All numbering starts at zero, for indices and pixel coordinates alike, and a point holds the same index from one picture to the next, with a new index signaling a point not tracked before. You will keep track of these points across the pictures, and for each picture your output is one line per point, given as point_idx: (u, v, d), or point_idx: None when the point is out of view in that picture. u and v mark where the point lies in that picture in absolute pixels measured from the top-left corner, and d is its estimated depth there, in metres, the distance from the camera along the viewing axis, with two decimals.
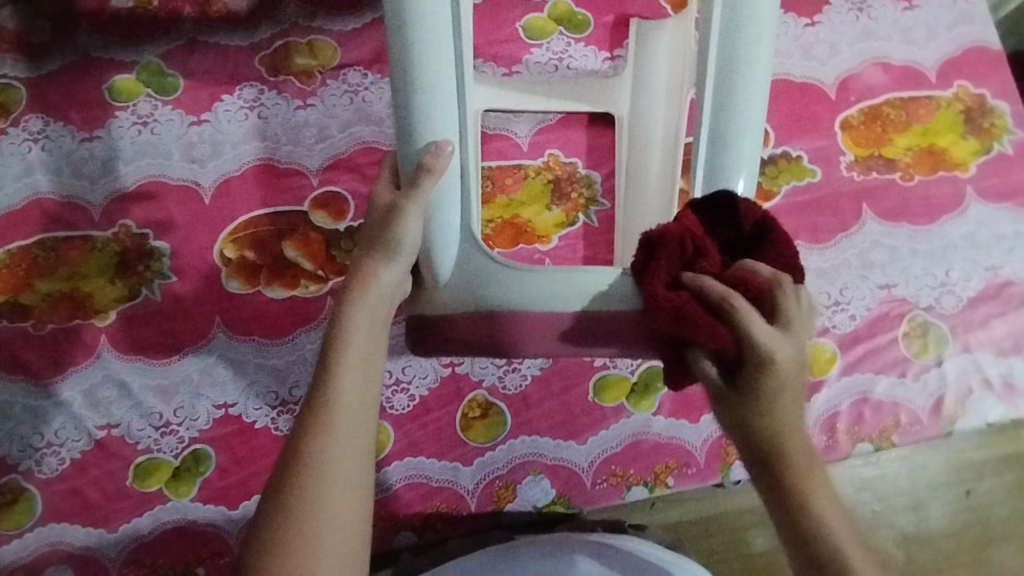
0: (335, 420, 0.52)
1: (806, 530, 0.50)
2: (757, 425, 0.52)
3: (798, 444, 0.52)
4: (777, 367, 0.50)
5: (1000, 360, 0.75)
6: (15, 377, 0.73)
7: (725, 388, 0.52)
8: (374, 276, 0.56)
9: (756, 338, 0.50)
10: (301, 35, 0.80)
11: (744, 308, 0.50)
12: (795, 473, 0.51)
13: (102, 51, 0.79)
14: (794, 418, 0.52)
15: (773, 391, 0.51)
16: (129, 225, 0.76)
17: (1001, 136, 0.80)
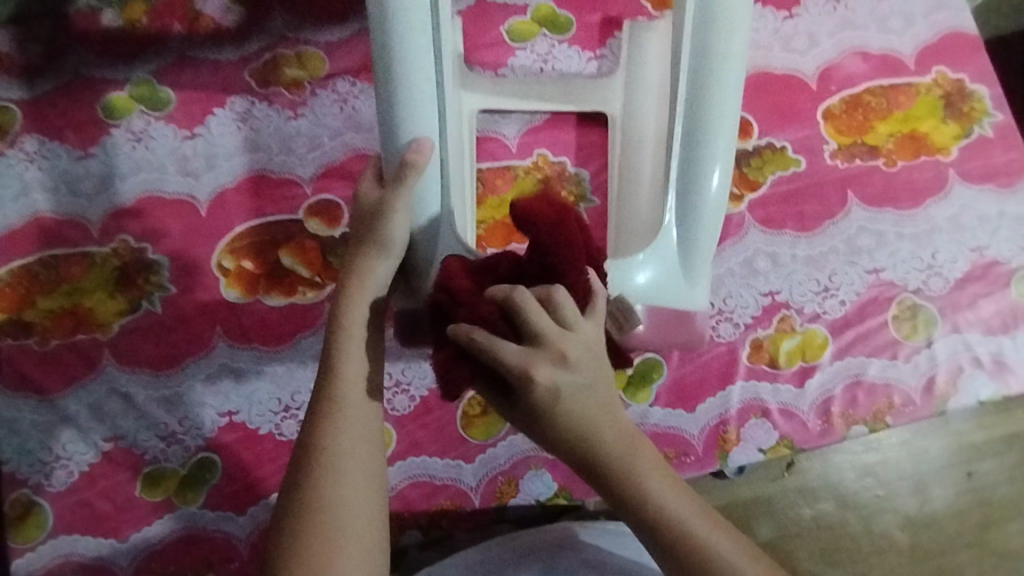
0: (345, 413, 0.53)
1: (653, 523, 0.52)
2: (574, 445, 0.52)
3: (620, 438, 0.52)
4: (545, 388, 0.50)
5: (990, 339, 0.76)
6: (21, 394, 0.74)
7: (528, 406, 0.52)
8: (367, 270, 0.57)
9: (540, 363, 0.50)
10: (290, 47, 0.82)
11: (539, 315, 0.50)
12: (627, 474, 0.52)
13: (94, 70, 0.80)
14: (608, 417, 0.52)
15: (554, 406, 0.51)
16: (128, 240, 0.77)
17: (981, 119, 0.81)
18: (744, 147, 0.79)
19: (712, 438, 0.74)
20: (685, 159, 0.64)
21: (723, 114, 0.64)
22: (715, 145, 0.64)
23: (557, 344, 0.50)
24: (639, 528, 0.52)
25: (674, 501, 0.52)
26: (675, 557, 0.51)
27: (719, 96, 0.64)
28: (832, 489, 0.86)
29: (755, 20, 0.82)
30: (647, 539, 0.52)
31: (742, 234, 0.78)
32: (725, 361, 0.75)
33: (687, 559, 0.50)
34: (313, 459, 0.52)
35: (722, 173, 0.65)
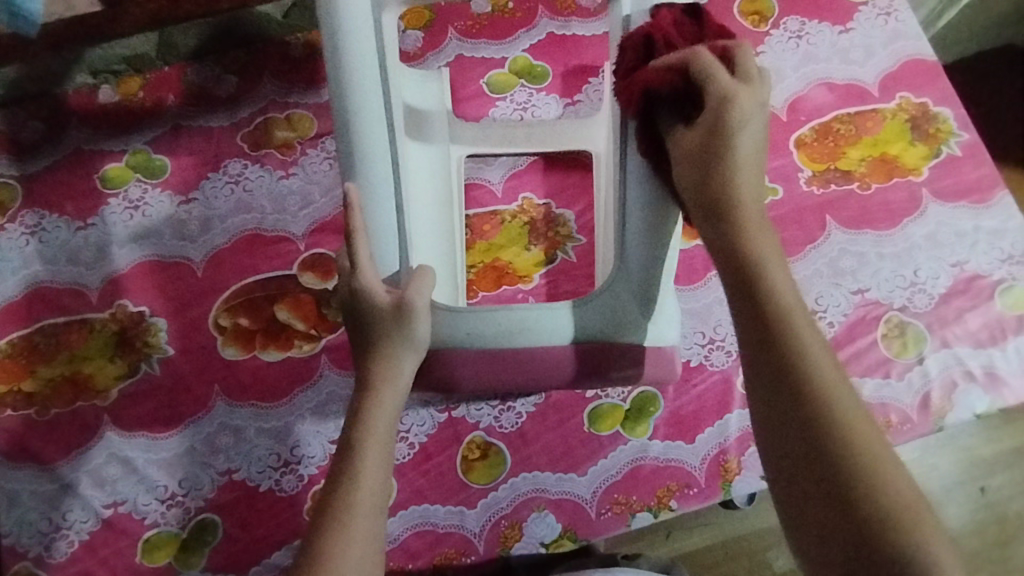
0: (366, 463, 0.53)
1: (787, 366, 0.47)
2: (728, 238, 0.53)
3: (765, 264, 0.51)
4: (689, 146, 0.57)
5: (979, 352, 0.77)
6: (23, 465, 0.74)
7: (693, 141, 0.57)
8: (393, 369, 0.57)
9: (721, 84, 0.55)
10: (279, 110, 0.85)
11: (741, 112, 0.55)
12: (778, 320, 0.49)
13: (92, 143, 0.83)
14: (761, 235, 0.53)
15: (727, 150, 0.55)
16: (126, 305, 0.79)
17: (948, 140, 0.84)
18: None
19: (713, 468, 0.74)
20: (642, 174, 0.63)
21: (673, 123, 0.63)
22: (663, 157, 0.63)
23: (717, 126, 0.55)
24: (751, 342, 0.49)
25: (809, 335, 0.48)
26: (793, 401, 0.46)
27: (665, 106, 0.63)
28: None
29: None
30: (768, 377, 0.47)
31: None
32: (719, 389, 0.76)
33: (804, 391, 0.46)
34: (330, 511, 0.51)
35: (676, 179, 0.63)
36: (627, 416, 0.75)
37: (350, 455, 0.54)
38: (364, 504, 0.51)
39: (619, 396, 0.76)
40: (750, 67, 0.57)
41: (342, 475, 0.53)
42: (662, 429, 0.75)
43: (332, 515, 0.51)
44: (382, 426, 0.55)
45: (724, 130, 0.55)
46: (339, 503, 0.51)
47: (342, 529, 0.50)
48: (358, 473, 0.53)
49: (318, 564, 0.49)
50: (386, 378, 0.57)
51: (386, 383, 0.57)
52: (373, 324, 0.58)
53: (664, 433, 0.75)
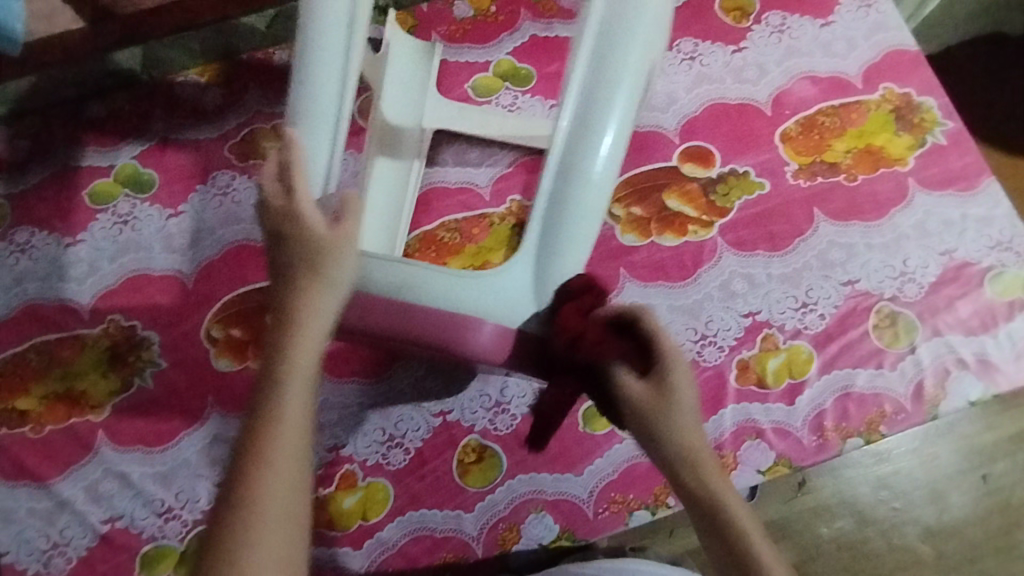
0: (284, 420, 0.48)
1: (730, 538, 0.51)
2: (660, 446, 0.53)
3: (710, 461, 0.53)
4: (638, 400, 0.53)
5: (971, 339, 0.77)
6: (18, 483, 0.74)
7: (640, 398, 0.53)
8: (313, 303, 0.50)
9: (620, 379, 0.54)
10: (265, 121, 0.85)
11: (665, 339, 0.53)
12: (698, 472, 0.53)
13: (79, 159, 0.84)
14: (690, 411, 0.53)
15: (663, 408, 0.52)
16: (118, 319, 0.79)
17: (932, 129, 0.84)
18: (709, 176, 0.83)
19: None
20: (568, 164, 0.65)
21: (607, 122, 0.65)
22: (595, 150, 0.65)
23: (659, 376, 0.53)
24: (696, 516, 0.53)
25: (740, 513, 0.52)
26: (733, 569, 0.51)
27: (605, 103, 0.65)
28: (848, 506, 0.86)
29: (704, 57, 0.87)
30: (702, 528, 0.53)
31: (716, 259, 0.80)
32: (713, 385, 0.76)
33: (747, 572, 0.50)
34: (240, 477, 0.47)
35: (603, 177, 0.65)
36: None
37: (267, 404, 0.49)
38: (282, 453, 0.47)
39: None
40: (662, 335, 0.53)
41: (257, 420, 0.48)
42: None
43: (247, 465, 0.47)
44: (302, 367, 0.49)
45: (668, 392, 0.52)
46: (253, 455, 0.47)
47: (256, 482, 0.47)
48: (274, 434, 0.48)
49: (240, 522, 0.46)
50: (307, 313, 0.50)
51: (309, 319, 0.50)
52: (297, 257, 0.52)
53: None
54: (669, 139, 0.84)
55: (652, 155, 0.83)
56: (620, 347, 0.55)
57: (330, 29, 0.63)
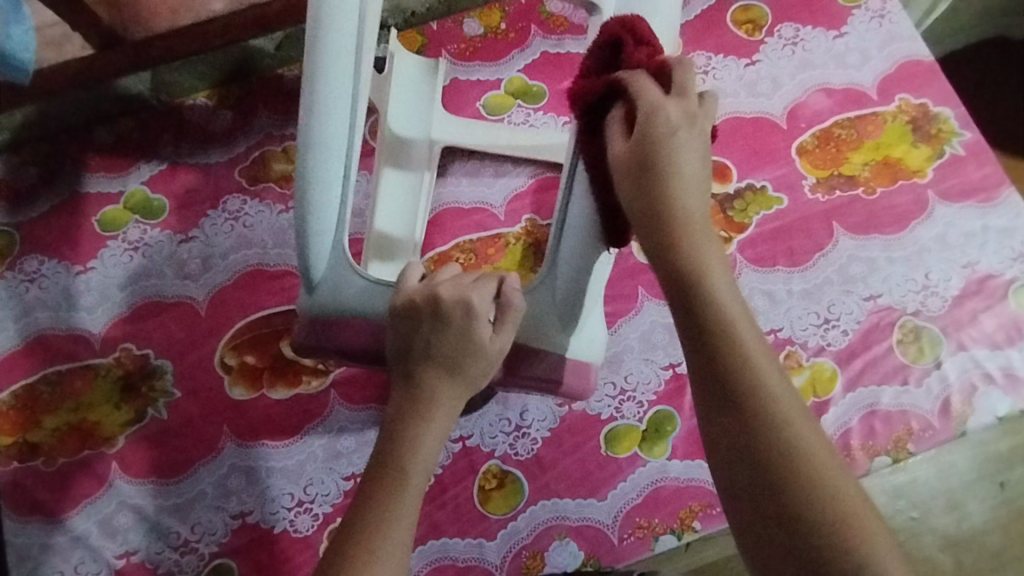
0: (401, 507, 0.52)
1: (713, 332, 0.51)
2: (649, 196, 0.55)
3: (698, 241, 0.54)
4: (623, 155, 0.57)
5: (997, 353, 0.76)
6: (31, 518, 0.73)
7: (629, 149, 0.57)
8: (444, 400, 0.56)
9: (644, 116, 0.56)
10: (276, 144, 0.84)
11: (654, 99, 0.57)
12: (695, 275, 0.52)
13: (89, 186, 0.83)
14: (701, 232, 0.54)
15: (647, 149, 0.56)
16: (131, 348, 0.78)
17: (950, 139, 0.83)
18: (726, 191, 0.82)
19: None
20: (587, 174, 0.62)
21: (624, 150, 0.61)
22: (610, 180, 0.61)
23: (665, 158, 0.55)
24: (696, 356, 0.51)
25: (751, 341, 0.50)
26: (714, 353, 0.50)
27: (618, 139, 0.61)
28: None
29: (717, 70, 0.86)
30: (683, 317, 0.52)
31: (736, 276, 0.79)
32: None
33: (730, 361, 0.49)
34: (351, 549, 0.50)
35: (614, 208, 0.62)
36: (643, 437, 0.74)
37: (392, 482, 0.53)
38: (397, 535, 0.51)
39: (635, 416, 0.75)
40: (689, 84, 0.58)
41: (380, 493, 0.52)
42: (681, 448, 0.73)
43: (367, 531, 0.51)
44: (426, 457, 0.54)
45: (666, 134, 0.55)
46: (373, 524, 0.51)
47: (373, 551, 0.50)
48: (389, 515, 0.51)
49: None
50: (444, 408, 0.56)
51: (442, 416, 0.56)
52: (436, 356, 0.57)
53: (683, 453, 0.73)
54: None
55: None
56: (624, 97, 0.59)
57: (338, 51, 0.61)
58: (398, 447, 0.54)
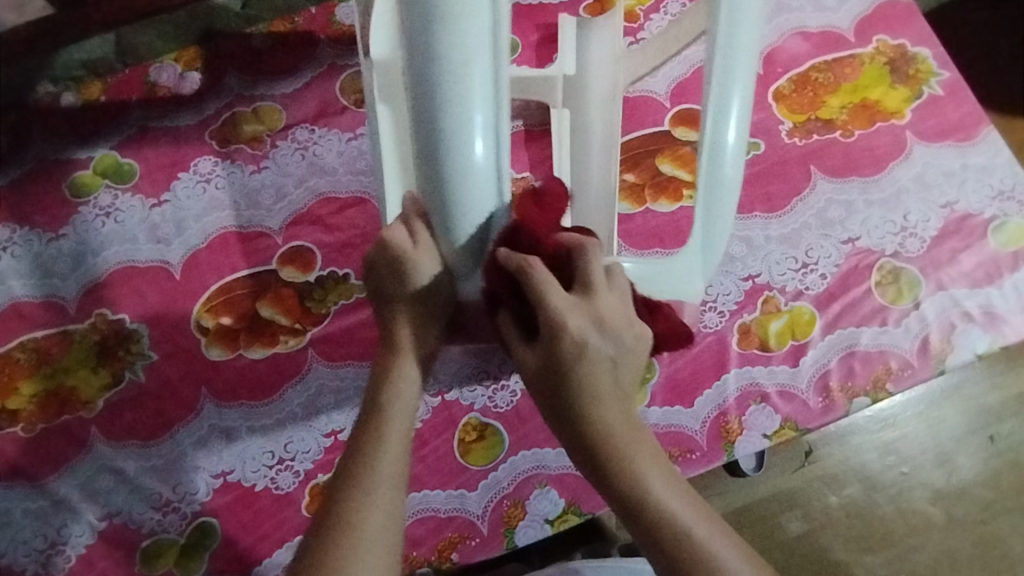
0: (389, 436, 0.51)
1: (652, 526, 0.49)
2: (578, 427, 0.50)
3: (630, 441, 0.50)
4: (534, 373, 0.50)
5: (976, 292, 0.76)
6: (13, 483, 0.73)
7: (538, 367, 0.50)
8: (422, 334, 0.53)
9: (554, 314, 0.48)
10: (246, 104, 0.83)
11: (547, 280, 0.48)
12: (621, 460, 0.49)
13: (59, 152, 0.82)
14: (622, 407, 0.50)
15: (580, 368, 0.49)
16: (107, 313, 0.77)
17: (929, 80, 0.82)
18: None
19: (715, 430, 0.73)
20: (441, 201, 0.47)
21: (481, 67, 0.44)
22: (473, 111, 0.45)
23: (553, 335, 0.48)
24: (617, 506, 0.50)
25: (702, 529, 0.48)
26: (666, 553, 0.48)
27: (466, 52, 0.44)
28: (856, 473, 0.84)
29: None
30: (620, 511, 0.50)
31: None
32: (715, 350, 0.74)
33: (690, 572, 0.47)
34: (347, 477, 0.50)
35: (491, 146, 0.46)
36: None
37: (377, 417, 0.52)
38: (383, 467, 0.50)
39: None
40: (618, 278, 0.51)
41: (369, 431, 0.52)
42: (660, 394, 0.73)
43: (360, 476, 0.50)
44: (412, 392, 0.53)
45: (570, 329, 0.48)
46: (364, 470, 0.50)
47: (368, 492, 0.49)
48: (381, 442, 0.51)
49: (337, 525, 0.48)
50: (419, 346, 0.53)
51: (415, 347, 0.53)
52: (404, 290, 0.52)
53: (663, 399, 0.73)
54: (660, 104, 0.82)
55: (641, 120, 0.81)
56: (504, 299, 0.50)
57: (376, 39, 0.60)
58: (381, 390, 0.53)
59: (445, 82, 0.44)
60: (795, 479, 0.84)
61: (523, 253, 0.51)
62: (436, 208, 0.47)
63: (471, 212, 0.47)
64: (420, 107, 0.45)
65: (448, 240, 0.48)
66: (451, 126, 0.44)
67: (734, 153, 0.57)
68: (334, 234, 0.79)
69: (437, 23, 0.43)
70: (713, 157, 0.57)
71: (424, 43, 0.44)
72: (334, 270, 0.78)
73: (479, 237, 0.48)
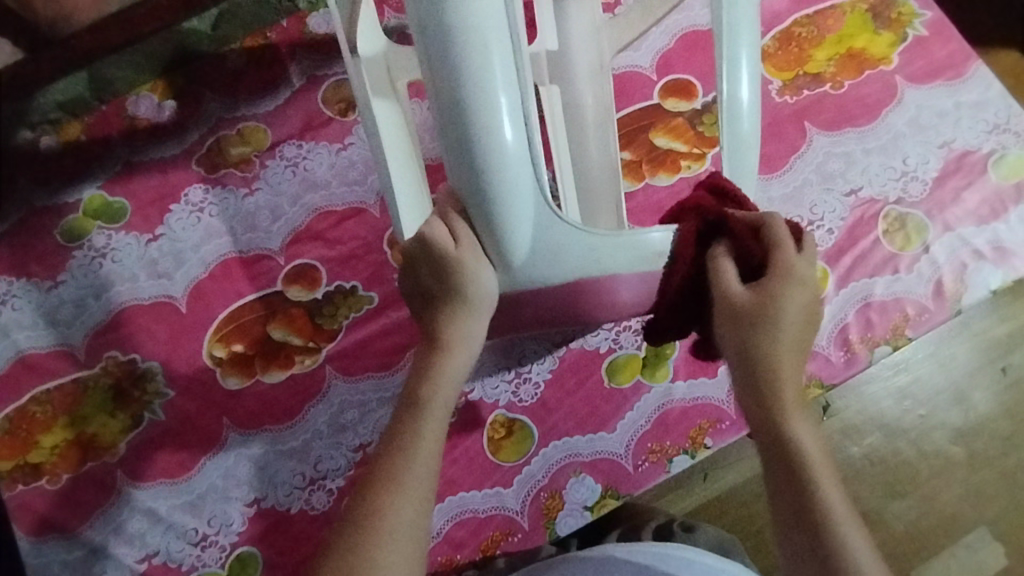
0: (424, 429, 0.52)
1: (801, 478, 0.48)
2: (751, 365, 0.50)
3: (792, 403, 0.50)
4: (738, 305, 0.50)
5: (983, 229, 0.76)
6: (46, 537, 0.72)
7: (741, 304, 0.50)
8: (459, 328, 0.54)
9: (790, 255, 0.50)
10: (229, 127, 0.82)
11: (783, 233, 0.51)
12: (776, 411, 0.50)
13: (46, 199, 0.80)
14: (793, 373, 0.50)
15: (770, 309, 0.50)
16: (117, 355, 0.76)
17: (912, 22, 0.82)
18: (693, 108, 0.80)
19: None
20: (478, 191, 0.46)
21: (499, 51, 0.44)
22: (497, 93, 0.44)
23: (784, 274, 0.50)
24: (766, 453, 0.50)
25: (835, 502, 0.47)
26: (799, 497, 0.47)
27: (482, 35, 0.43)
28: (876, 421, 0.84)
29: None
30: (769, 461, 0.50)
31: None
32: None
33: (825, 543, 0.46)
34: (382, 465, 0.51)
35: (520, 127, 0.46)
36: (645, 363, 0.73)
37: (417, 407, 0.52)
38: (421, 458, 0.51)
39: (634, 345, 0.74)
40: (809, 246, 0.53)
41: (404, 420, 0.52)
42: (683, 368, 0.73)
43: (392, 465, 0.50)
44: (448, 386, 0.53)
45: (797, 270, 0.50)
46: (397, 457, 0.50)
47: (396, 478, 0.50)
48: (417, 434, 0.52)
49: (370, 513, 0.48)
50: (457, 341, 0.53)
51: (454, 341, 0.53)
52: (442, 284, 0.53)
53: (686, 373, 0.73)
54: (647, 78, 0.81)
55: (630, 96, 0.80)
56: (731, 236, 0.52)
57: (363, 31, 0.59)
58: (418, 381, 0.53)
59: (466, 69, 0.44)
60: (817, 434, 0.83)
61: (566, 231, 0.50)
62: (473, 201, 0.47)
63: (511, 197, 0.47)
64: (444, 97, 0.45)
65: (488, 227, 0.48)
66: (480, 115, 0.44)
67: (750, 109, 0.57)
68: (336, 248, 0.78)
69: (451, 14, 0.43)
70: (729, 114, 0.57)
71: (438, 30, 0.43)
72: (340, 284, 0.78)
73: (523, 221, 0.48)
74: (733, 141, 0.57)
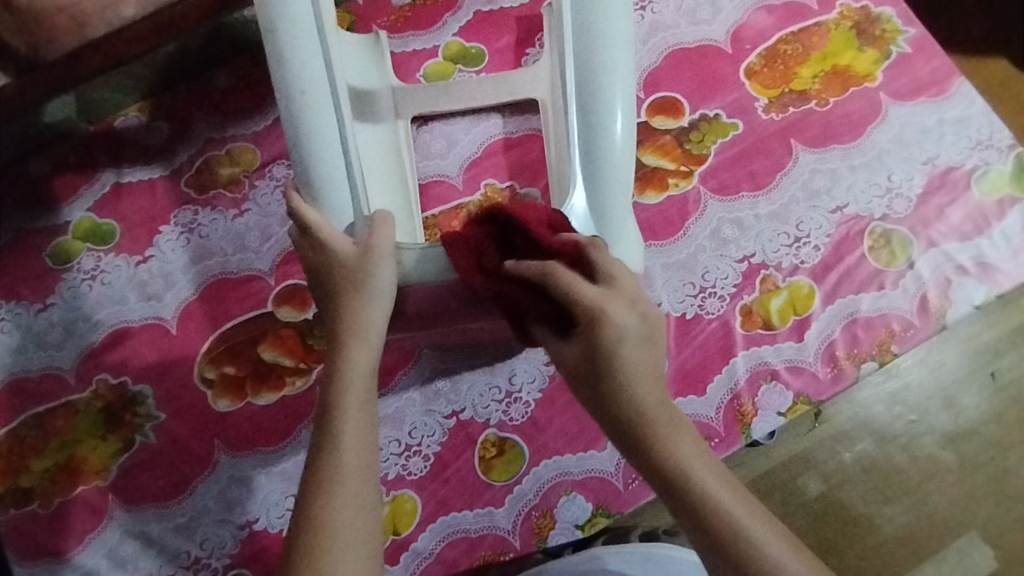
0: (350, 428, 0.52)
1: (690, 499, 0.47)
2: (612, 407, 0.51)
3: (665, 420, 0.50)
4: (574, 365, 0.54)
5: (966, 244, 0.77)
6: (37, 561, 0.72)
7: (578, 357, 0.53)
8: (364, 320, 0.56)
9: (579, 300, 0.53)
10: (218, 148, 0.82)
11: (563, 276, 0.54)
12: (651, 441, 0.49)
13: (35, 220, 0.80)
14: (654, 392, 0.51)
15: (605, 352, 0.51)
16: (107, 378, 0.76)
17: (896, 39, 0.82)
18: (680, 126, 0.80)
19: (730, 414, 0.73)
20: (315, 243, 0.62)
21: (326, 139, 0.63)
22: (328, 169, 0.63)
23: (589, 320, 0.52)
24: (655, 488, 0.49)
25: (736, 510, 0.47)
26: (699, 526, 0.47)
27: (315, 131, 0.62)
28: (867, 427, 0.83)
29: (656, 3, 0.84)
30: (669, 501, 0.49)
31: (702, 210, 0.78)
32: (721, 335, 0.75)
33: (733, 557, 0.45)
34: (314, 477, 0.51)
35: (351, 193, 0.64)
36: None
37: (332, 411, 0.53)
38: (350, 457, 0.51)
39: None
40: (608, 266, 0.55)
41: (328, 424, 0.52)
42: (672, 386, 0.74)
43: (328, 475, 0.50)
44: (362, 378, 0.54)
45: (603, 314, 0.52)
46: (330, 466, 0.51)
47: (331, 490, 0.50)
48: (341, 434, 0.52)
49: (314, 524, 0.49)
50: (362, 328, 0.56)
51: (360, 329, 0.56)
52: (340, 278, 0.58)
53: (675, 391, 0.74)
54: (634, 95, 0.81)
55: None
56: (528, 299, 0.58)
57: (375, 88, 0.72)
58: (330, 389, 0.54)
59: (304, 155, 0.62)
60: (810, 444, 0.82)
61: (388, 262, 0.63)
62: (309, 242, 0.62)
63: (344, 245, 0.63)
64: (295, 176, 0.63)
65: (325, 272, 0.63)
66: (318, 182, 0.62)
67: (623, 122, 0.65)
68: None
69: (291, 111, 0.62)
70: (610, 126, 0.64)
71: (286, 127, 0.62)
72: None
73: None
74: (592, 136, 0.64)
